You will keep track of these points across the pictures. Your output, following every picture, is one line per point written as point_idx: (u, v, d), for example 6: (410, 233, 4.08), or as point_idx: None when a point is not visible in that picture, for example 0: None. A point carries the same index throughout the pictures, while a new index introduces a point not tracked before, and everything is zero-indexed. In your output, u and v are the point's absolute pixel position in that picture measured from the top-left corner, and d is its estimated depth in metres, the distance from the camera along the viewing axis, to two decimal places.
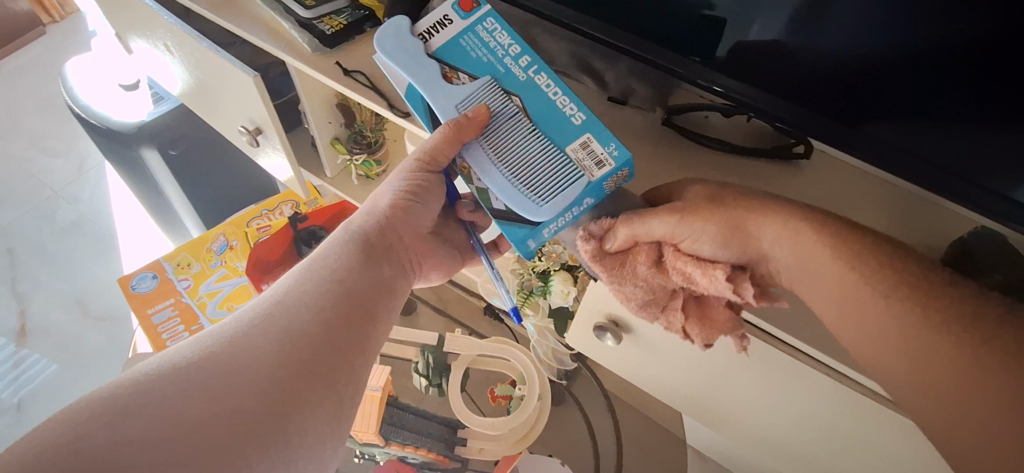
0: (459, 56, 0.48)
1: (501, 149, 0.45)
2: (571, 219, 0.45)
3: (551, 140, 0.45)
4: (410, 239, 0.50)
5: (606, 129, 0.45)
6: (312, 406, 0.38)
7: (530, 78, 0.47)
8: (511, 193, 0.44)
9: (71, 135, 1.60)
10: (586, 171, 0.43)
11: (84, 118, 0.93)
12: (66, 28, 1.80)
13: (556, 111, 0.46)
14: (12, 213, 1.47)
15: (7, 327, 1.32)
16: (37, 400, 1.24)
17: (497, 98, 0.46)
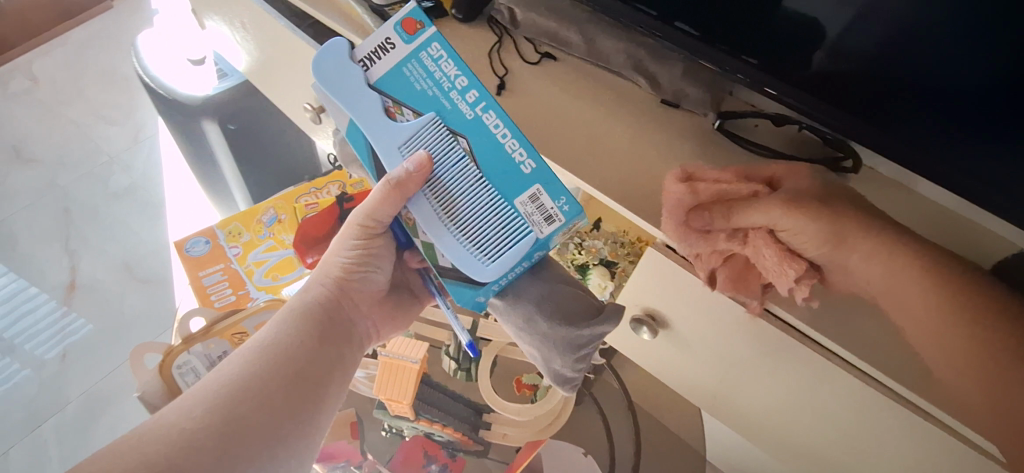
0: (403, 86, 0.49)
1: (451, 200, 0.48)
2: (515, 273, 0.50)
3: (498, 192, 0.47)
4: (362, 296, 0.59)
5: (557, 181, 0.47)
6: (284, 432, 0.47)
7: (477, 116, 0.48)
8: (459, 249, 0.47)
9: (129, 106, 1.67)
10: (535, 227, 0.47)
11: (152, 88, 0.99)
12: (132, 4, 1.88)
13: (506, 158, 0.48)
14: (70, 175, 1.54)
15: (57, 282, 1.38)
16: (80, 353, 1.30)
17: (445, 143, 0.48)
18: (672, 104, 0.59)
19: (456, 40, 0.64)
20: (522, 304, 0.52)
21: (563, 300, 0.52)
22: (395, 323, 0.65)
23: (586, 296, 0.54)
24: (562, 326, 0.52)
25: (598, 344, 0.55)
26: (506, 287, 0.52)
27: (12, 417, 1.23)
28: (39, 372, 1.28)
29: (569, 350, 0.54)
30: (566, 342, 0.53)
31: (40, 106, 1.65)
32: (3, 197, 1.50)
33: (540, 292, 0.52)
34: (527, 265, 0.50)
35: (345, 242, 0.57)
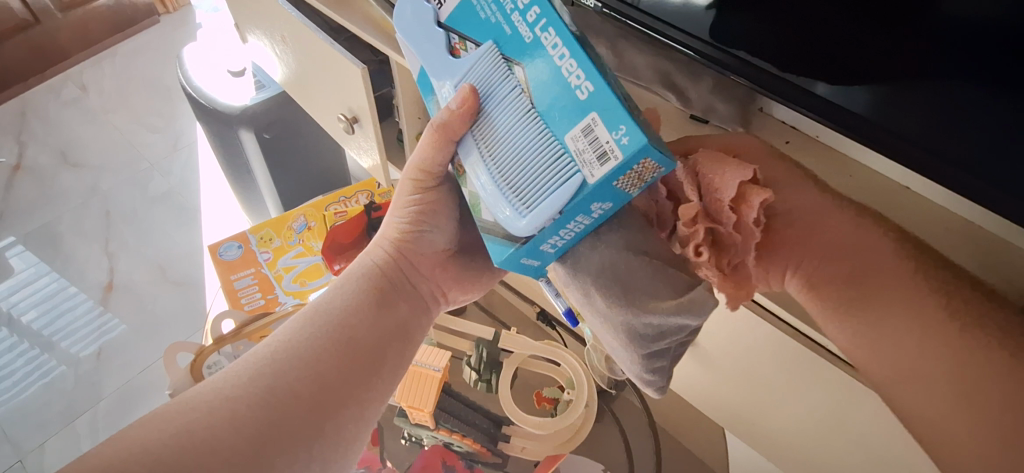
0: (468, 20, 0.42)
1: (500, 142, 0.41)
2: (573, 227, 0.40)
3: (547, 126, 0.38)
4: (426, 262, 0.54)
5: (616, 106, 0.34)
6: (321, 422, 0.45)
7: (536, 37, 0.38)
8: (494, 201, 0.41)
9: (170, 114, 1.74)
10: (584, 168, 0.36)
11: (194, 98, 1.03)
12: (177, 19, 1.97)
13: (559, 83, 0.37)
14: (112, 179, 1.61)
15: (96, 281, 1.44)
16: (115, 351, 1.34)
17: (499, 75, 0.41)
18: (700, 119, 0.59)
19: None
20: (581, 276, 0.43)
21: (632, 281, 0.42)
22: (471, 291, 0.59)
23: (669, 278, 0.43)
24: (624, 308, 0.43)
25: (678, 337, 0.46)
26: (565, 247, 0.43)
27: (49, 409, 1.28)
28: (75, 367, 1.33)
29: (634, 340, 0.46)
30: (630, 331, 0.45)
31: (88, 113, 1.73)
32: (50, 198, 1.57)
33: (601, 261, 0.42)
34: (585, 219, 0.39)
35: (401, 198, 0.53)
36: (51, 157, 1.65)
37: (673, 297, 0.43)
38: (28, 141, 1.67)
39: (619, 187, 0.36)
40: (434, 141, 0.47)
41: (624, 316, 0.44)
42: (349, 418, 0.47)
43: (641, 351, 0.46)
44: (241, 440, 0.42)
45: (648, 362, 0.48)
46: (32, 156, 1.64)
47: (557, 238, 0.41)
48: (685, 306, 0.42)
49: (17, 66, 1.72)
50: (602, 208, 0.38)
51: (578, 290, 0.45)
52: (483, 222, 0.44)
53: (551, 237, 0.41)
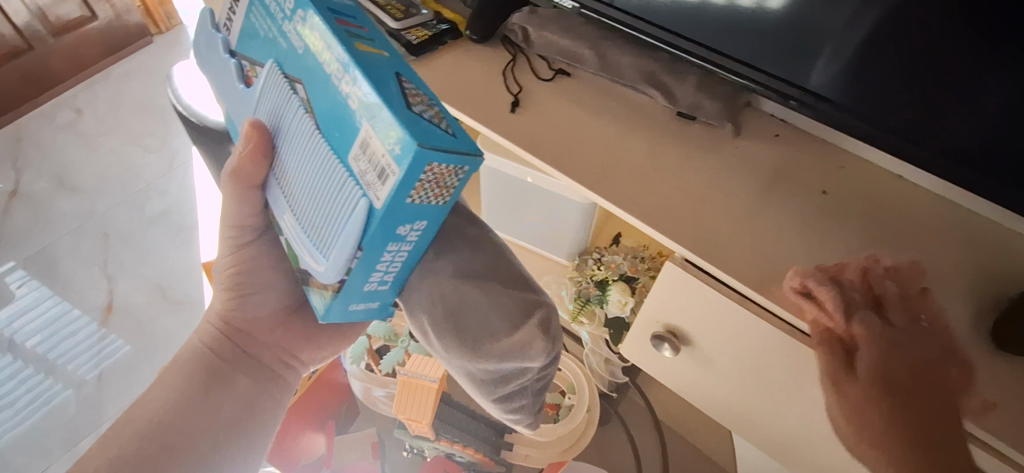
0: (252, 42, 0.43)
1: (293, 174, 0.40)
2: (389, 258, 0.39)
3: (329, 147, 0.37)
4: (258, 328, 0.53)
5: (387, 114, 0.33)
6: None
7: (308, 49, 0.38)
8: (303, 244, 0.40)
9: (164, 134, 1.75)
10: (370, 188, 0.35)
11: (184, 116, 1.03)
12: (169, 39, 1.98)
13: (335, 100, 0.36)
14: (108, 201, 1.61)
15: (95, 304, 1.43)
16: (116, 373, 1.34)
17: (280, 96, 0.40)
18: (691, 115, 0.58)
19: (468, 61, 0.64)
20: (415, 318, 0.46)
21: (465, 314, 0.44)
22: (328, 351, 0.57)
23: (498, 312, 0.44)
24: (459, 352, 0.47)
25: (525, 378, 0.51)
26: (397, 280, 0.44)
27: (51, 435, 1.27)
28: (76, 391, 1.32)
29: (481, 375, 0.49)
30: (474, 367, 0.48)
31: (83, 136, 1.74)
32: (47, 222, 1.57)
33: (431, 299, 0.44)
34: (400, 246, 0.39)
35: (217, 267, 0.51)
36: (47, 182, 1.65)
37: (519, 337, 0.45)
38: (24, 166, 1.68)
39: (414, 201, 0.35)
40: (231, 193, 0.44)
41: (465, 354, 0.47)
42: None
43: (491, 389, 0.52)
44: None
45: (504, 398, 0.53)
46: (28, 181, 1.65)
47: (379, 276, 0.41)
48: (508, 354, 0.46)
49: (10, 92, 1.73)
50: (412, 229, 0.38)
51: (417, 324, 0.48)
52: (302, 273, 0.43)
53: (363, 277, 0.40)
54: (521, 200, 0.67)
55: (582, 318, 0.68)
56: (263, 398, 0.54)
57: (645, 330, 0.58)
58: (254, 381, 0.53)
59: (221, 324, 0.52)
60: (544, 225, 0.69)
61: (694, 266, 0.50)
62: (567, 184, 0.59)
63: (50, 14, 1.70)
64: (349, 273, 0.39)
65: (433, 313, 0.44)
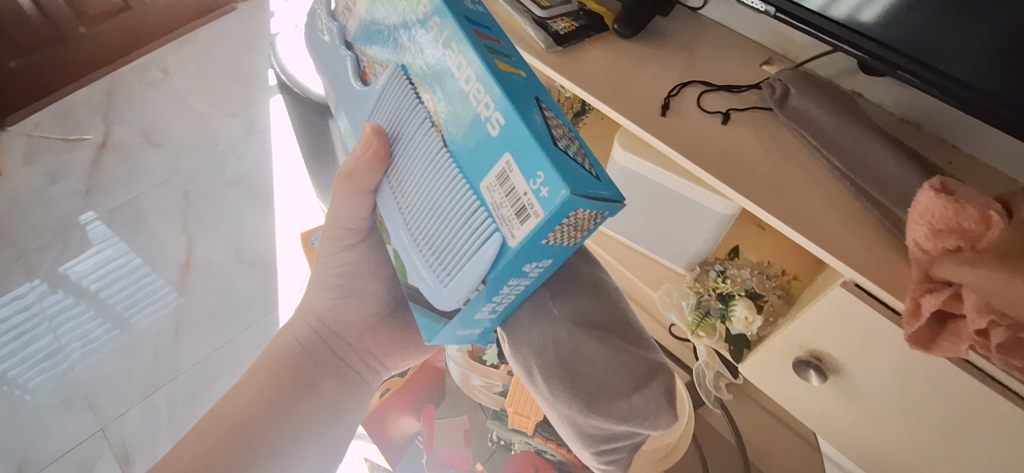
0: (376, 43, 0.53)
1: (421, 189, 0.47)
2: (509, 288, 0.46)
3: (464, 174, 0.43)
4: (349, 329, 0.66)
5: (532, 154, 0.39)
6: (261, 438, 0.60)
7: (442, 61, 0.45)
8: (421, 258, 0.47)
9: (246, 100, 1.86)
10: (506, 223, 0.40)
11: (288, 85, 1.07)
12: (252, 6, 2.15)
13: (474, 125, 0.43)
14: (193, 161, 1.70)
15: (176, 259, 1.50)
16: (194, 328, 1.39)
17: (412, 112, 0.48)
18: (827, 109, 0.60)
19: (612, 55, 0.64)
20: (522, 354, 0.53)
21: (586, 368, 0.51)
22: (406, 358, 0.70)
23: (617, 364, 0.51)
24: (574, 405, 0.52)
25: (623, 439, 0.56)
26: (505, 311, 0.50)
27: (129, 378, 1.33)
28: (154, 339, 1.38)
29: (590, 430, 0.55)
30: (588, 423, 0.54)
31: (173, 96, 1.85)
32: (134, 176, 1.66)
33: (542, 341, 0.51)
34: (521, 278, 0.45)
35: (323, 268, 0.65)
36: (134, 137, 1.74)
37: (641, 401, 0.51)
38: (115, 119, 1.77)
39: (547, 240, 0.41)
40: (348, 191, 0.55)
41: (578, 410, 0.52)
42: (291, 435, 0.61)
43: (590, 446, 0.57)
44: (218, 435, 0.59)
45: (601, 454, 0.58)
46: (117, 134, 1.74)
47: (494, 304, 0.47)
48: (631, 414, 0.52)
49: (107, 46, 1.85)
50: (535, 264, 0.44)
51: (522, 360, 0.54)
52: (410, 288, 0.50)
53: (478, 305, 0.46)
54: (651, 200, 0.64)
55: (701, 331, 0.65)
56: (341, 393, 0.66)
57: (785, 354, 0.56)
58: (344, 380, 0.67)
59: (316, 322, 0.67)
60: (667, 231, 0.67)
61: (862, 289, 0.48)
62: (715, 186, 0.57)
63: None
64: (467, 304, 0.45)
65: (545, 355, 0.52)
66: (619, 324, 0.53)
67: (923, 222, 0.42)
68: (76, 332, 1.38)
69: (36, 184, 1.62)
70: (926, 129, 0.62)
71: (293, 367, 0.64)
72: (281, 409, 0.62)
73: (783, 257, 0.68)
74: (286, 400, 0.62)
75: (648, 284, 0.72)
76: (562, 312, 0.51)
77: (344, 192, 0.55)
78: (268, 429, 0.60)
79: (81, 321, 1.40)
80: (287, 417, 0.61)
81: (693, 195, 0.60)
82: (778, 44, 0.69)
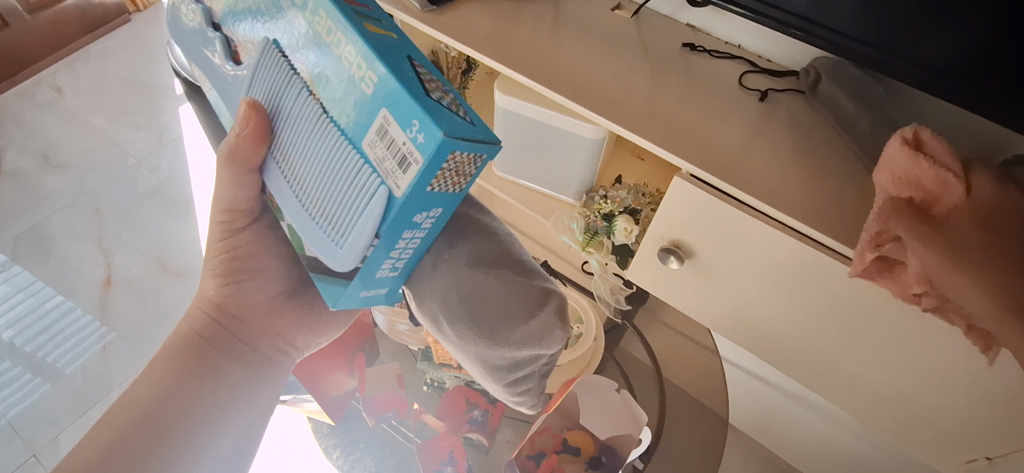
0: (245, 31, 0.60)
1: (309, 161, 0.54)
2: (404, 241, 0.53)
3: (349, 138, 0.50)
4: (256, 315, 0.71)
5: (403, 106, 0.46)
6: (168, 421, 0.63)
7: (314, 37, 0.52)
8: (321, 225, 0.54)
9: (152, 111, 1.82)
10: (391, 173, 0.47)
11: (190, 80, 1.09)
12: (147, 16, 2.10)
13: (353, 88, 0.49)
14: (100, 178, 1.65)
15: (94, 277, 1.46)
16: (122, 343, 1.37)
17: (289, 84, 0.55)
18: (711, 53, 0.72)
19: (484, 14, 0.73)
20: (428, 302, 0.61)
21: (483, 302, 0.60)
22: (315, 339, 0.77)
23: (513, 293, 0.61)
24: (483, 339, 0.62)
25: (528, 361, 0.67)
26: (405, 267, 0.59)
27: (59, 407, 1.29)
28: (81, 362, 1.35)
29: (499, 359, 0.64)
30: (495, 353, 0.63)
31: (70, 115, 1.80)
32: (36, 201, 1.60)
33: (445, 284, 0.60)
34: (414, 227, 0.52)
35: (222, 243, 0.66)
36: (32, 161, 1.68)
37: (535, 322, 0.62)
38: (7, 146, 1.71)
39: (433, 187, 0.48)
40: (231, 174, 0.60)
41: (485, 342, 0.62)
42: (197, 415, 0.64)
43: (503, 373, 0.67)
44: (126, 421, 0.62)
45: (512, 378, 0.68)
46: (12, 160, 1.68)
47: (394, 260, 0.56)
48: (532, 334, 0.62)
49: None
50: (425, 213, 0.51)
51: (429, 310, 0.62)
52: (311, 257, 0.57)
53: (379, 257, 0.54)
54: (530, 137, 0.73)
55: (591, 247, 0.74)
56: (253, 376, 0.71)
57: (654, 247, 0.67)
58: (254, 363, 0.71)
59: (225, 293, 0.69)
60: (554, 167, 0.75)
61: (695, 179, 0.59)
62: (579, 113, 0.66)
63: None
64: (365, 258, 0.52)
65: (448, 298, 0.60)
66: (509, 260, 0.62)
67: (891, 172, 0.48)
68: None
69: None
70: (744, 48, 0.73)
71: (199, 352, 0.67)
72: (185, 391, 0.65)
73: (655, 180, 0.79)
74: (189, 382, 0.65)
75: (545, 218, 0.80)
76: (459, 256, 0.60)
77: (229, 175, 0.59)
78: (174, 412, 0.63)
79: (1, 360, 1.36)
80: (192, 399, 0.65)
81: (565, 126, 0.69)
82: None
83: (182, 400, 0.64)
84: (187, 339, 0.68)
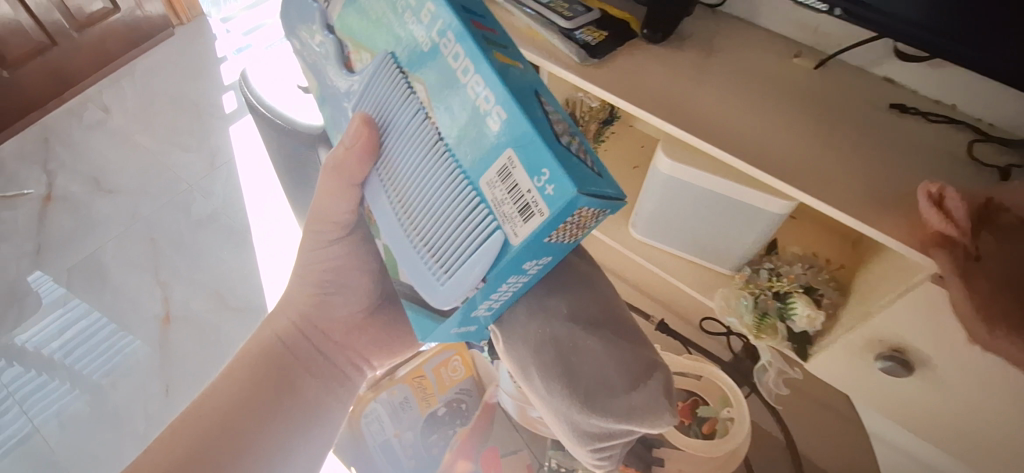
0: (361, 34, 0.53)
1: (416, 187, 0.48)
2: (507, 286, 0.47)
3: (463, 171, 0.44)
4: (330, 329, 0.73)
5: (534, 150, 0.41)
6: (241, 437, 0.63)
7: (438, 53, 0.46)
8: (420, 256, 0.48)
9: (202, 131, 1.75)
10: (510, 221, 0.42)
11: (269, 117, 1.00)
12: (191, 29, 2.03)
13: (475, 117, 0.44)
14: (152, 204, 1.58)
15: (152, 313, 1.40)
16: (183, 386, 1.30)
17: (403, 101, 0.49)
18: (925, 116, 0.60)
19: (648, 64, 0.62)
20: (518, 354, 0.53)
21: (583, 364, 0.51)
22: (390, 353, 0.77)
23: (617, 360, 0.51)
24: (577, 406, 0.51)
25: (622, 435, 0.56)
26: (500, 309, 0.51)
27: (122, 453, 1.22)
28: (142, 406, 1.28)
29: (592, 429, 0.53)
30: (588, 422, 0.53)
31: (119, 135, 1.73)
32: (88, 229, 1.54)
33: (539, 336, 0.51)
34: (520, 276, 0.46)
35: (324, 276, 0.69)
36: (82, 185, 1.62)
37: (639, 398, 0.51)
38: (56, 169, 1.65)
39: (551, 238, 0.43)
40: (335, 178, 0.57)
41: (578, 409, 0.51)
42: (268, 432, 0.65)
43: (591, 444, 0.56)
44: (207, 438, 0.62)
45: (600, 450, 0.57)
46: (62, 184, 1.62)
47: (491, 301, 0.49)
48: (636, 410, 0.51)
49: (37, 89, 1.75)
50: (537, 263, 0.45)
51: (517, 362, 0.53)
52: (402, 284, 0.52)
53: (477, 302, 0.48)
54: (698, 207, 0.63)
55: (763, 333, 0.64)
56: (325, 391, 0.72)
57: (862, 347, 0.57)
58: (329, 376, 0.73)
59: None
60: (719, 240, 0.66)
61: None
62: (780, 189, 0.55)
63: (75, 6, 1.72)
64: (465, 300, 0.47)
65: (542, 353, 0.51)
66: (614, 320, 0.54)
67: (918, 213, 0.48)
68: (53, 413, 1.28)
69: None
70: (960, 110, 0.61)
71: (277, 362, 0.69)
72: (262, 408, 0.66)
73: (822, 251, 0.70)
74: (263, 397, 0.66)
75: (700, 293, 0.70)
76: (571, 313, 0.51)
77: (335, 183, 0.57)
78: (252, 429, 0.64)
79: (59, 403, 1.30)
80: (267, 417, 0.65)
81: (750, 199, 0.58)
82: (807, 37, 0.67)
83: (257, 417, 0.65)
84: (265, 351, 0.69)
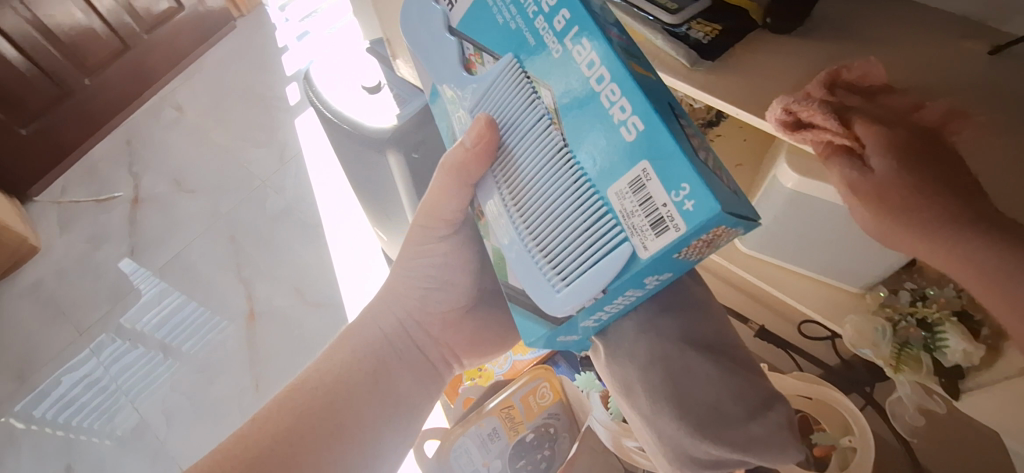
0: (478, 25, 0.41)
1: (529, 190, 0.39)
2: (623, 299, 0.38)
3: (586, 175, 0.35)
4: (436, 331, 0.66)
5: (678, 162, 0.30)
6: (322, 434, 0.58)
7: (565, 50, 0.35)
8: (526, 261, 0.40)
9: (270, 125, 1.76)
10: (638, 237, 0.32)
11: (337, 122, 0.97)
12: (251, 20, 2.04)
13: (602, 116, 0.33)
14: (230, 201, 1.63)
15: (238, 310, 1.45)
16: (272, 381, 1.35)
17: (523, 103, 0.39)
18: None
19: (781, 57, 0.49)
20: (620, 369, 0.44)
21: (693, 387, 0.42)
22: (487, 354, 0.70)
23: (735, 388, 0.42)
24: (690, 434, 0.42)
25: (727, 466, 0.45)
26: (607, 321, 0.42)
27: None
28: (235, 401, 1.34)
29: (698, 457, 0.43)
30: (695, 449, 0.42)
31: (194, 133, 1.78)
32: (174, 228, 1.61)
33: (649, 352, 0.42)
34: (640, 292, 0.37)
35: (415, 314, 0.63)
36: (165, 186, 1.69)
37: (762, 428, 0.42)
38: (141, 171, 1.73)
39: (681, 256, 0.32)
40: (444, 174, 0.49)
41: (684, 432, 0.42)
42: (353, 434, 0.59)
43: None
44: (278, 434, 0.58)
45: None
46: (147, 185, 1.70)
47: (602, 313, 0.39)
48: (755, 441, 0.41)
49: (118, 93, 1.82)
50: (661, 280, 0.36)
51: (619, 377, 0.44)
52: (507, 288, 0.44)
53: (587, 316, 0.39)
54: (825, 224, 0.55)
55: (901, 366, 0.56)
56: (419, 391, 0.65)
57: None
58: (423, 374, 0.66)
59: None
60: (846, 259, 0.57)
61: None
62: None
63: (142, 7, 1.75)
64: (579, 312, 0.38)
65: (651, 371, 0.42)
66: (730, 344, 0.44)
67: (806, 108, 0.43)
68: (159, 407, 1.37)
69: (81, 252, 1.62)
70: None
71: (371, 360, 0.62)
72: (353, 406, 0.60)
73: None
74: (351, 391, 0.60)
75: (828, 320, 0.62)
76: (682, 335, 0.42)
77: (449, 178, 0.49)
78: (336, 424, 0.59)
79: (164, 396, 1.38)
80: (355, 416, 0.59)
81: None
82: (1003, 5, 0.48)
83: (345, 414, 0.59)
84: (360, 347, 0.63)
